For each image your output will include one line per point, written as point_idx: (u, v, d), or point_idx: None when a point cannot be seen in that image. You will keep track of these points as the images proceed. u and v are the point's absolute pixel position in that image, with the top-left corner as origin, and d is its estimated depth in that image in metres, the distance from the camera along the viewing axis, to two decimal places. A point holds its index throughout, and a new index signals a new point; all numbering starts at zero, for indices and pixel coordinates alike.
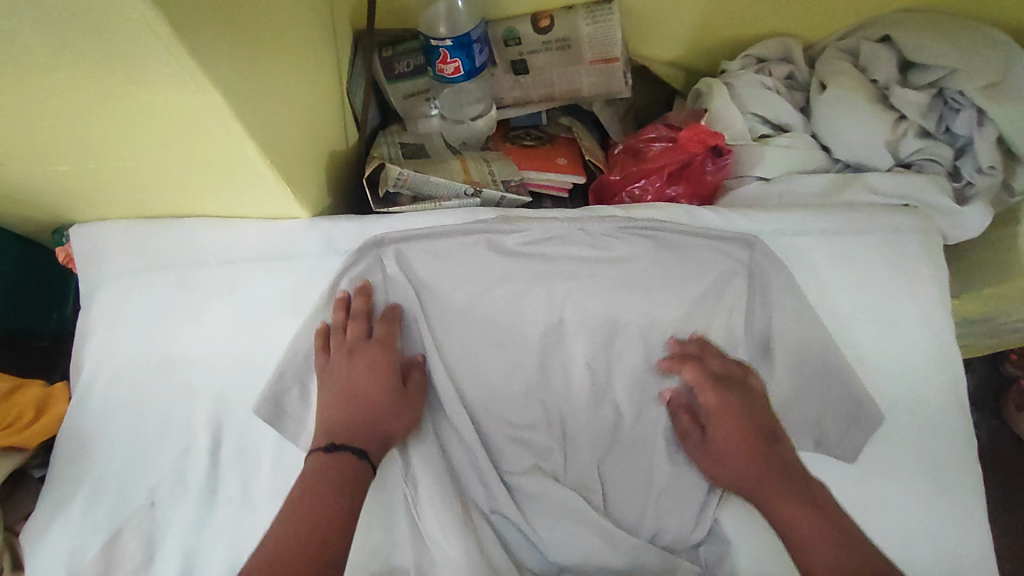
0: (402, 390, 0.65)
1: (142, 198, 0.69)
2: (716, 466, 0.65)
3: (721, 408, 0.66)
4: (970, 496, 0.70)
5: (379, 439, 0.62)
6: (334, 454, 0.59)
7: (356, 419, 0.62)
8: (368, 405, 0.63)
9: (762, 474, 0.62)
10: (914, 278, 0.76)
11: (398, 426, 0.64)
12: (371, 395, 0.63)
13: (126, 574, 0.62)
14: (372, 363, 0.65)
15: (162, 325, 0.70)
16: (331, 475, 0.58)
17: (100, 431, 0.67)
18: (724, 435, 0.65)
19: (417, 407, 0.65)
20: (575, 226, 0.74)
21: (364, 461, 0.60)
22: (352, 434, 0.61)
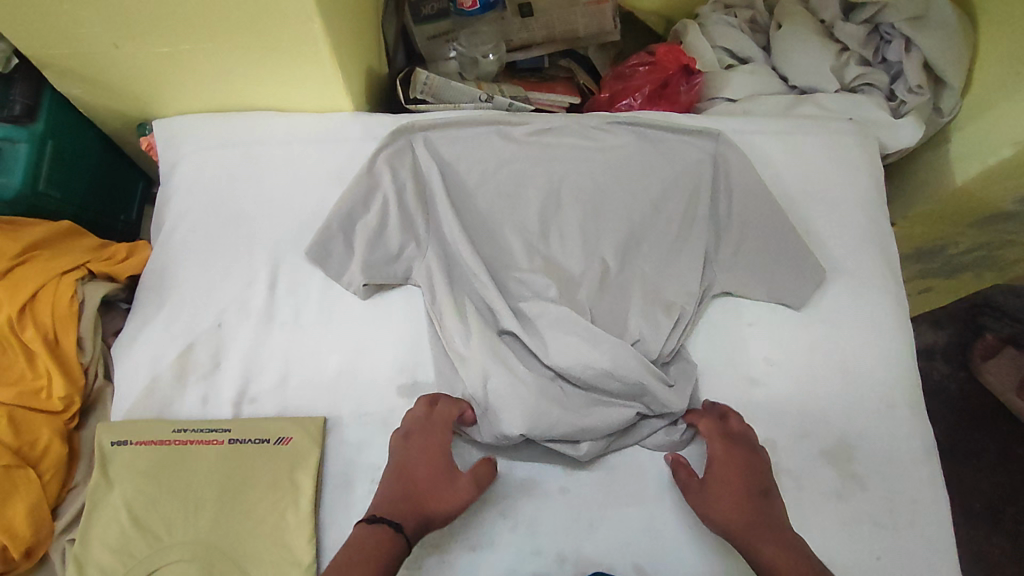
0: (454, 477, 0.68)
1: (220, 87, 0.87)
2: (714, 507, 0.68)
3: (722, 459, 0.71)
4: (899, 341, 0.83)
5: (419, 514, 0.66)
6: (374, 526, 0.64)
7: (401, 494, 0.67)
8: (414, 483, 0.68)
9: (754, 519, 0.67)
10: (853, 171, 0.91)
11: (440, 512, 0.67)
12: (420, 474, 0.69)
13: (199, 375, 0.78)
14: (426, 446, 0.70)
15: (231, 192, 0.87)
16: (372, 544, 0.63)
17: (179, 269, 0.83)
18: (723, 479, 0.70)
19: (466, 496, 0.68)
20: (571, 121, 0.89)
21: (398, 534, 0.64)
22: (395, 508, 0.66)
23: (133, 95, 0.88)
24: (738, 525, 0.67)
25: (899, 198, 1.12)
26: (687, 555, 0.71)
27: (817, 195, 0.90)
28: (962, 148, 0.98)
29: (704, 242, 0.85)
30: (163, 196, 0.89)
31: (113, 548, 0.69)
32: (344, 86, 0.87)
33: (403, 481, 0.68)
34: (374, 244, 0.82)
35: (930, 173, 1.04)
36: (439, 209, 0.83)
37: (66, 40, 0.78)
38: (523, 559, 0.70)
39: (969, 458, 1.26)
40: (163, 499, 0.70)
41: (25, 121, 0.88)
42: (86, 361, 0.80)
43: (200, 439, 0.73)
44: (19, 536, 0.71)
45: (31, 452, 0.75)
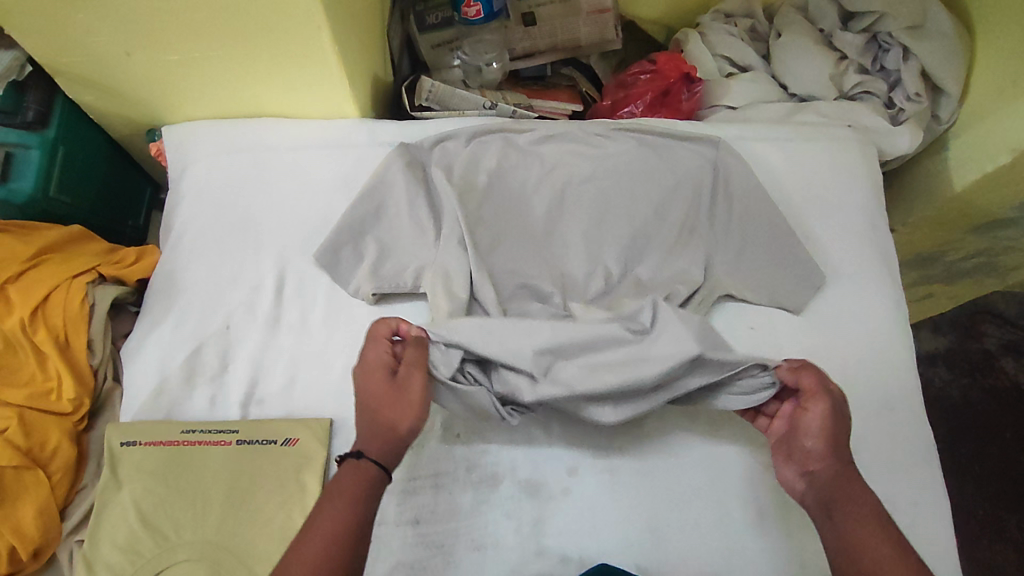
0: (395, 375, 0.66)
1: (230, 94, 0.88)
2: (807, 435, 0.64)
3: (831, 413, 0.64)
4: (899, 344, 0.84)
5: (387, 435, 0.62)
6: (343, 465, 0.61)
7: (359, 424, 0.63)
8: (368, 407, 0.64)
9: (846, 466, 0.62)
10: (852, 176, 0.93)
11: (401, 419, 0.63)
12: (370, 396, 0.64)
13: (207, 376, 0.79)
14: (367, 368, 0.66)
15: (239, 196, 0.89)
16: (346, 483, 0.59)
17: (187, 273, 0.85)
18: (835, 418, 0.65)
19: (416, 381, 0.66)
20: (575, 128, 0.92)
21: (366, 462, 0.60)
22: (358, 440, 0.62)
23: (144, 102, 0.90)
24: (830, 465, 0.62)
25: (899, 204, 1.13)
26: (690, 556, 0.71)
27: (817, 201, 0.91)
28: (959, 154, 1.00)
29: (704, 246, 0.86)
30: (172, 200, 0.90)
31: (121, 548, 0.70)
32: (351, 93, 0.89)
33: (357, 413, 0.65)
34: (383, 253, 0.84)
35: (928, 179, 1.05)
36: (445, 213, 0.84)
37: (79, 48, 0.79)
38: (527, 559, 0.71)
39: (972, 464, 1.26)
40: (171, 499, 0.71)
41: (37, 127, 0.89)
42: (96, 363, 0.81)
43: (207, 440, 0.74)
44: (28, 537, 0.72)
45: (41, 453, 0.76)
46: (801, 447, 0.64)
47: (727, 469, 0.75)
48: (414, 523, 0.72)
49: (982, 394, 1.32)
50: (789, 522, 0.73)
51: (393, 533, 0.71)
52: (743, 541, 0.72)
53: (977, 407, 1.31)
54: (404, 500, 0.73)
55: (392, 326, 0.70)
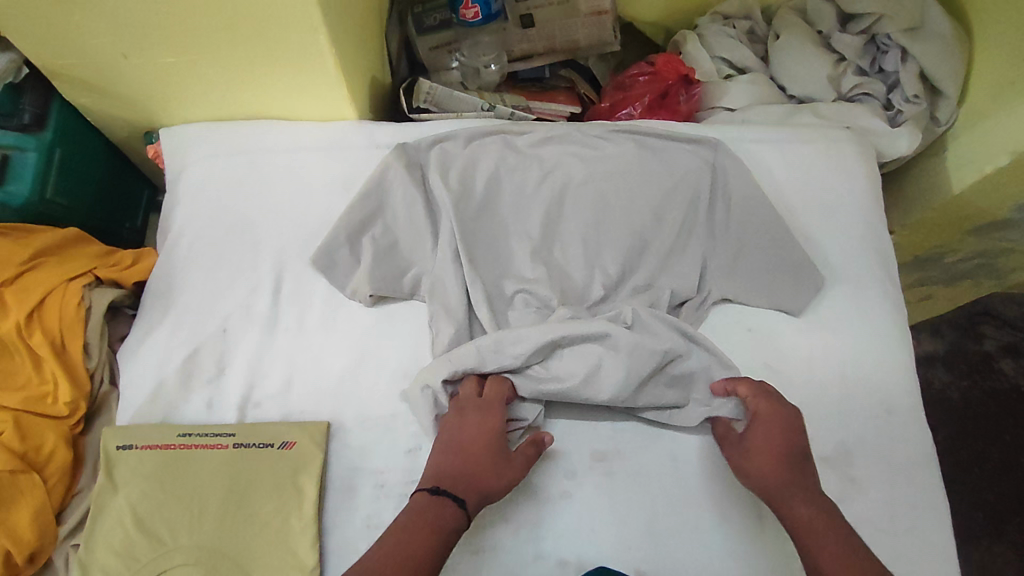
0: (508, 454, 0.69)
1: (227, 96, 0.88)
2: (744, 463, 0.70)
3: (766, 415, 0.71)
4: (898, 346, 0.84)
5: (484, 497, 0.66)
6: (437, 497, 0.64)
7: (465, 471, 0.67)
8: (476, 460, 0.68)
9: (794, 481, 0.67)
10: (851, 178, 0.92)
11: (500, 486, 0.67)
12: (479, 453, 0.68)
13: (204, 379, 0.79)
14: (483, 423, 0.70)
15: (236, 198, 0.88)
16: (444, 517, 0.63)
17: (184, 275, 0.84)
18: (766, 437, 0.70)
19: (518, 469, 0.69)
20: (573, 130, 0.91)
21: (464, 509, 0.64)
22: (460, 484, 0.66)
23: (141, 104, 0.89)
24: (771, 485, 0.68)
25: (898, 205, 1.13)
26: (689, 560, 0.71)
27: (816, 203, 0.91)
28: (957, 156, 0.99)
29: (702, 248, 0.86)
30: (169, 203, 0.90)
31: (117, 553, 0.69)
32: (348, 95, 0.89)
33: (458, 457, 0.68)
34: (380, 255, 0.83)
35: (927, 180, 1.05)
36: (443, 216, 0.84)
37: (76, 50, 0.79)
38: (525, 563, 0.70)
39: (970, 466, 1.25)
40: (167, 503, 0.71)
41: (35, 129, 0.89)
42: (92, 366, 0.81)
43: (204, 443, 0.74)
44: (24, 542, 0.72)
45: (36, 457, 0.75)
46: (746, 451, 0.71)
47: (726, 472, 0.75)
48: None
49: (981, 395, 1.32)
50: None
51: None
52: (741, 545, 0.72)
53: (976, 409, 1.30)
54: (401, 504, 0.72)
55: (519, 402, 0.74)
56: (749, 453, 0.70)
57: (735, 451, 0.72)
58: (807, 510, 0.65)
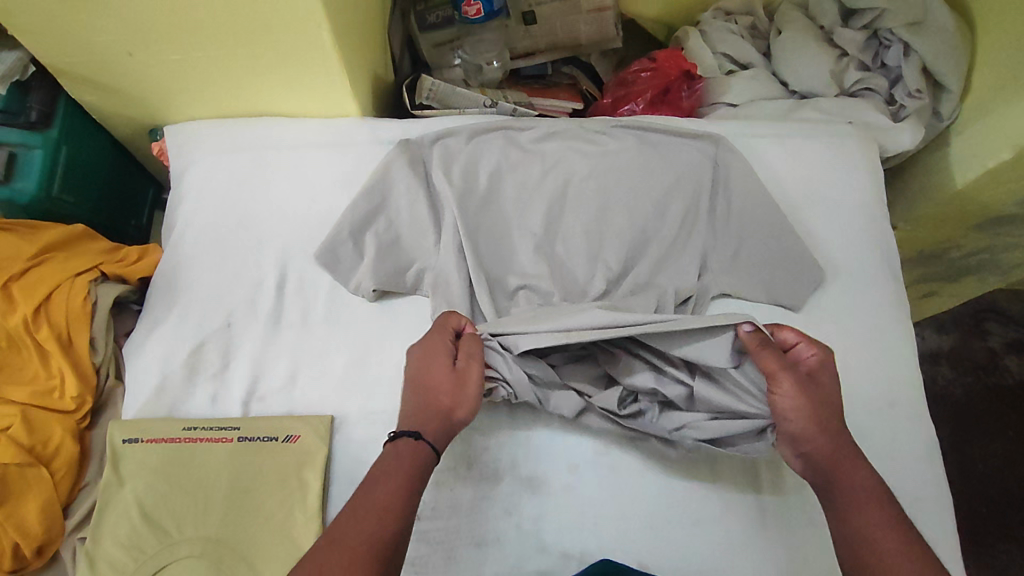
0: (456, 365, 0.66)
1: (230, 93, 0.89)
2: (802, 410, 0.63)
3: (824, 365, 0.66)
4: (900, 340, 0.84)
5: (441, 419, 0.63)
6: (395, 441, 0.61)
7: (417, 404, 0.63)
8: (426, 390, 0.64)
9: (846, 441, 0.63)
10: (853, 173, 0.93)
11: (457, 407, 0.63)
12: (427, 385, 0.64)
13: (208, 374, 0.79)
14: (425, 353, 0.66)
15: (240, 193, 0.89)
16: (403, 455, 0.60)
17: (189, 270, 0.85)
18: (823, 391, 0.65)
19: (474, 378, 0.65)
20: (574, 126, 0.92)
21: (421, 440, 0.61)
22: (415, 418, 0.63)
23: (146, 101, 0.90)
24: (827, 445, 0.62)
25: (901, 200, 1.13)
26: (692, 552, 0.71)
27: (818, 198, 0.91)
28: (961, 151, 0.99)
29: (703, 242, 0.86)
30: (174, 199, 0.91)
31: (124, 545, 0.70)
32: (351, 92, 0.89)
33: (412, 392, 0.64)
34: (383, 250, 0.83)
35: (930, 176, 1.05)
36: (446, 212, 0.84)
37: (81, 48, 0.80)
38: (527, 556, 0.71)
39: (974, 463, 1.25)
40: (173, 496, 0.72)
41: (40, 126, 0.90)
42: (99, 361, 0.82)
43: (209, 437, 0.75)
44: (31, 534, 0.73)
45: (44, 451, 0.76)
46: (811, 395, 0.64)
47: (727, 466, 0.75)
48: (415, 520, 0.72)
49: (985, 391, 1.32)
50: (789, 518, 0.73)
51: None
52: (743, 538, 0.72)
53: (980, 406, 1.30)
54: None
55: (458, 321, 0.71)
56: (807, 402, 0.63)
57: (796, 393, 0.64)
58: (862, 477, 0.60)
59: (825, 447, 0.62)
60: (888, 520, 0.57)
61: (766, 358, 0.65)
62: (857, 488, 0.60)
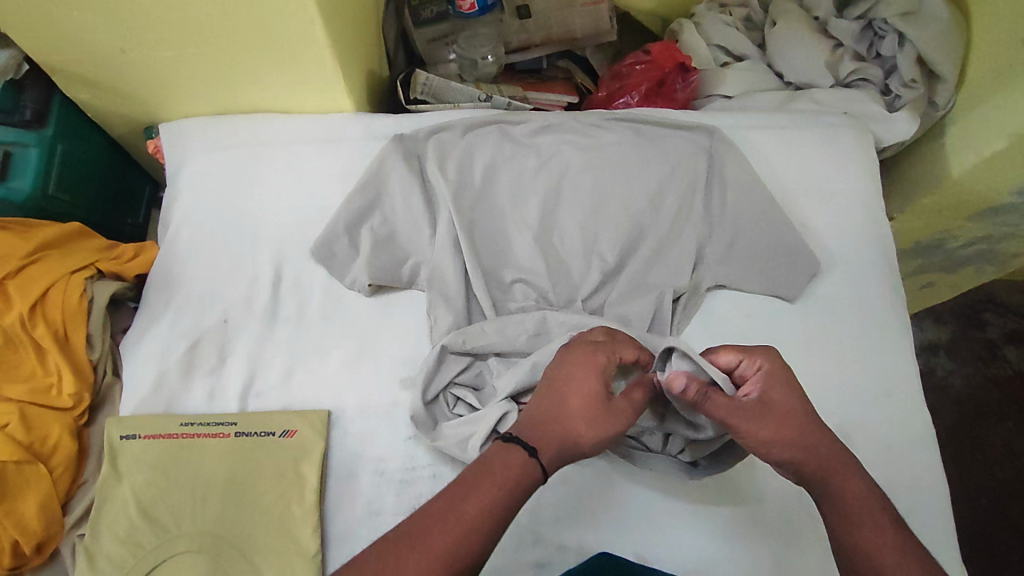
0: (609, 401, 0.59)
1: (224, 89, 0.89)
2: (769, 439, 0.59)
3: (777, 377, 0.61)
4: (895, 330, 0.84)
5: (566, 447, 0.58)
6: (508, 446, 0.58)
7: (557, 414, 0.59)
8: (564, 403, 0.59)
9: (826, 451, 0.60)
10: (848, 163, 0.92)
11: (594, 439, 0.58)
12: (575, 400, 0.59)
13: (205, 370, 0.80)
14: (588, 362, 0.60)
15: (236, 189, 0.89)
16: (511, 467, 0.56)
17: (185, 267, 0.85)
18: (781, 409, 0.60)
19: (619, 427, 0.59)
20: (569, 118, 0.92)
21: (535, 459, 0.57)
22: (547, 429, 0.58)
23: (141, 99, 0.90)
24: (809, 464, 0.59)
25: (897, 191, 1.12)
26: (688, 543, 0.71)
27: (813, 189, 0.91)
28: (957, 141, 0.99)
29: (699, 232, 0.85)
30: (170, 196, 0.91)
31: (122, 540, 0.70)
32: (346, 87, 0.89)
33: (549, 400, 0.60)
34: (378, 245, 0.83)
35: (926, 166, 1.05)
36: (441, 206, 0.85)
37: (76, 47, 0.80)
38: (524, 549, 0.71)
39: (973, 454, 1.25)
40: (171, 491, 0.72)
41: (36, 125, 0.90)
42: (96, 358, 0.82)
43: (206, 433, 0.75)
44: (30, 531, 0.74)
45: (42, 448, 0.77)
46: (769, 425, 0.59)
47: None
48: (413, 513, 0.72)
49: (985, 382, 1.31)
50: (785, 507, 0.73)
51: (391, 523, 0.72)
52: (740, 528, 0.72)
53: (979, 397, 1.30)
54: (402, 490, 0.73)
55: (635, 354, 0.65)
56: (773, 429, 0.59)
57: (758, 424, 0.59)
58: (847, 490, 0.59)
59: (811, 466, 0.59)
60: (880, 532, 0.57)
61: (715, 403, 0.59)
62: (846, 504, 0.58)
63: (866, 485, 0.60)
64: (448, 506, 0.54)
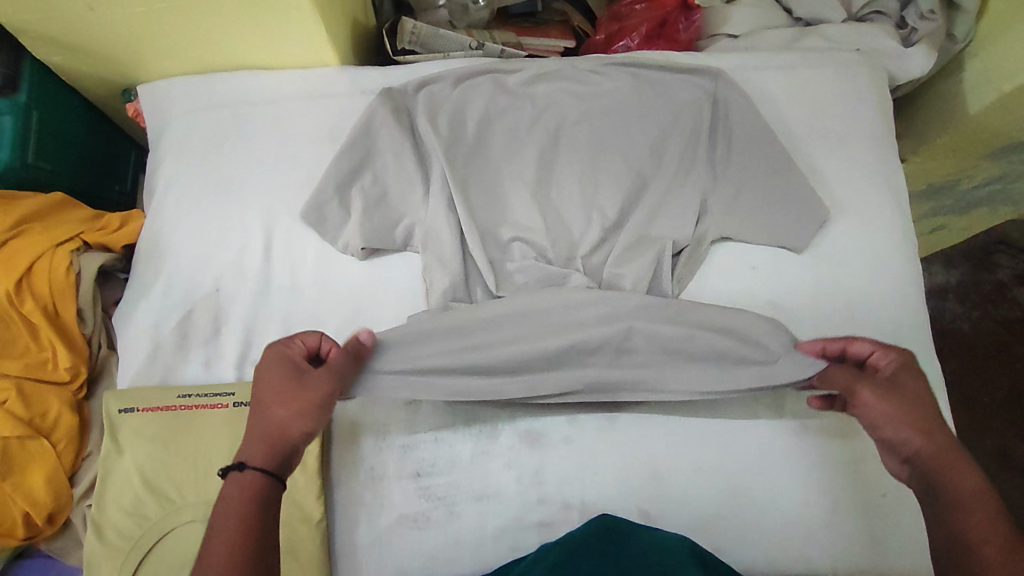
0: (300, 377, 0.60)
1: (205, 48, 0.85)
2: (883, 417, 0.57)
3: (903, 368, 0.59)
4: (911, 278, 0.79)
5: (274, 442, 0.57)
6: (228, 479, 0.55)
7: (258, 420, 0.58)
8: (258, 409, 0.59)
9: (940, 443, 0.55)
10: (861, 101, 0.88)
11: (299, 423, 0.58)
12: (269, 401, 0.59)
13: (200, 339, 0.78)
14: (265, 366, 0.61)
15: (220, 151, 0.86)
16: (234, 496, 0.54)
17: (172, 236, 0.83)
18: (904, 395, 0.58)
19: (320, 394, 0.60)
20: (566, 64, 0.87)
21: (248, 469, 0.55)
22: (249, 443, 0.57)
23: (116, 60, 0.87)
24: (930, 449, 0.55)
25: (912, 131, 1.07)
26: (689, 497, 0.71)
27: (823, 132, 0.86)
28: (976, 76, 0.93)
29: (702, 182, 0.81)
30: (154, 161, 0.88)
31: (127, 511, 0.70)
32: (329, 39, 0.85)
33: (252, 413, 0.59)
34: (370, 206, 0.80)
35: (941, 103, 0.99)
36: (434, 164, 0.81)
37: (39, 6, 0.76)
38: (529, 509, 0.71)
39: (980, 397, 1.22)
40: (173, 463, 0.71)
41: (8, 91, 0.86)
42: (88, 331, 0.82)
43: (204, 403, 0.74)
44: (40, 503, 0.75)
45: (43, 423, 0.77)
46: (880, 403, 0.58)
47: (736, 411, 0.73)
48: (415, 477, 0.72)
49: (997, 325, 1.26)
50: (792, 463, 0.72)
51: (395, 487, 0.72)
52: (744, 484, 0.71)
53: (989, 339, 1.25)
54: (403, 455, 0.73)
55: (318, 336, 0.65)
56: (891, 407, 0.57)
57: (873, 399, 0.58)
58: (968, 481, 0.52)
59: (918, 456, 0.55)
60: (997, 528, 0.49)
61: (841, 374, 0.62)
62: (960, 495, 0.52)
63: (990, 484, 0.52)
64: (207, 549, 0.51)
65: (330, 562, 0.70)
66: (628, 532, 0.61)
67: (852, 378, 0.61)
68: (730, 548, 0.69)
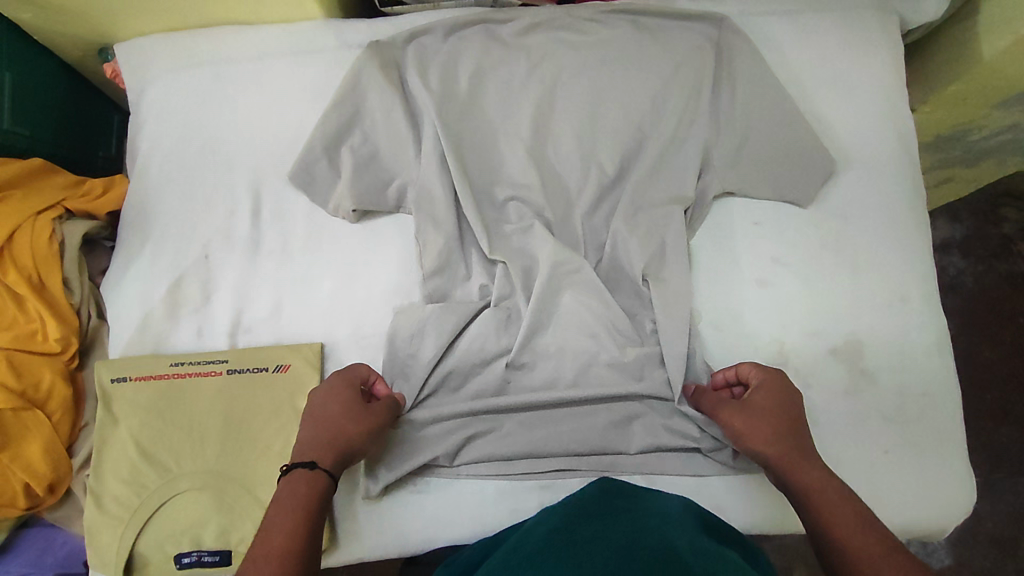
0: (365, 402, 0.66)
1: (183, 3, 0.81)
2: (745, 434, 0.63)
3: (767, 385, 0.66)
4: (917, 233, 0.77)
5: (340, 446, 0.62)
6: (297, 474, 0.60)
7: (324, 431, 0.63)
8: (325, 423, 0.64)
9: (796, 449, 0.62)
10: (869, 46, 0.84)
11: (363, 437, 0.64)
12: (334, 413, 0.64)
13: (191, 308, 0.77)
14: (330, 388, 0.66)
15: (202, 111, 0.83)
16: (303, 490, 0.59)
17: (156, 202, 0.80)
18: (762, 410, 0.64)
19: (380, 416, 0.65)
20: (562, 11, 0.83)
21: (318, 469, 0.61)
22: (314, 448, 0.62)
23: (89, 17, 0.82)
24: (778, 455, 0.62)
25: (920, 79, 1.03)
26: (689, 457, 0.70)
27: (829, 81, 0.83)
28: (992, 18, 0.88)
29: (705, 134, 0.78)
30: (135, 123, 0.85)
31: (126, 481, 0.70)
32: None
33: (320, 425, 0.64)
34: (359, 167, 0.78)
35: (953, 49, 0.95)
36: (426, 121, 0.78)
37: None
38: (530, 471, 0.70)
39: (981, 351, 1.19)
40: (169, 432, 0.71)
41: None
42: (76, 301, 0.80)
43: (197, 371, 0.73)
44: (39, 473, 0.75)
45: (36, 394, 0.76)
46: (745, 424, 0.63)
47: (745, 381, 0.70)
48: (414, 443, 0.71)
49: (1001, 279, 1.23)
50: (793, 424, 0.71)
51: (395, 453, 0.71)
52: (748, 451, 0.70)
53: (992, 293, 1.22)
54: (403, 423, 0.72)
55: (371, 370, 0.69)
56: (748, 422, 0.63)
57: (735, 417, 0.64)
58: (812, 480, 0.60)
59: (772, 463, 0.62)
60: (856, 536, 0.55)
61: (707, 398, 0.67)
62: (808, 491, 0.59)
63: (832, 476, 0.60)
64: (268, 533, 0.56)
65: (331, 527, 0.69)
66: (628, 494, 0.60)
67: (718, 402, 0.66)
68: (732, 507, 0.69)
